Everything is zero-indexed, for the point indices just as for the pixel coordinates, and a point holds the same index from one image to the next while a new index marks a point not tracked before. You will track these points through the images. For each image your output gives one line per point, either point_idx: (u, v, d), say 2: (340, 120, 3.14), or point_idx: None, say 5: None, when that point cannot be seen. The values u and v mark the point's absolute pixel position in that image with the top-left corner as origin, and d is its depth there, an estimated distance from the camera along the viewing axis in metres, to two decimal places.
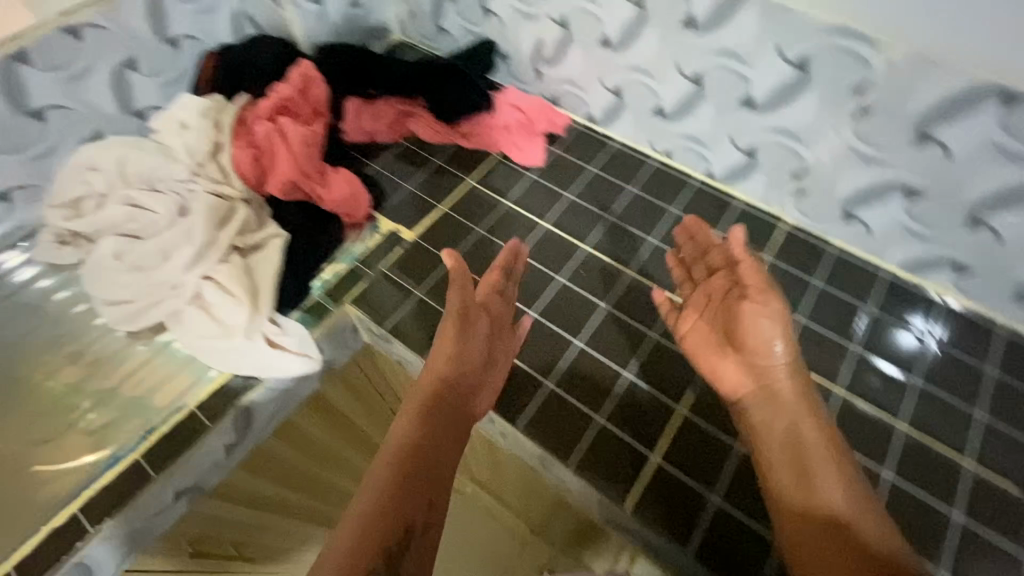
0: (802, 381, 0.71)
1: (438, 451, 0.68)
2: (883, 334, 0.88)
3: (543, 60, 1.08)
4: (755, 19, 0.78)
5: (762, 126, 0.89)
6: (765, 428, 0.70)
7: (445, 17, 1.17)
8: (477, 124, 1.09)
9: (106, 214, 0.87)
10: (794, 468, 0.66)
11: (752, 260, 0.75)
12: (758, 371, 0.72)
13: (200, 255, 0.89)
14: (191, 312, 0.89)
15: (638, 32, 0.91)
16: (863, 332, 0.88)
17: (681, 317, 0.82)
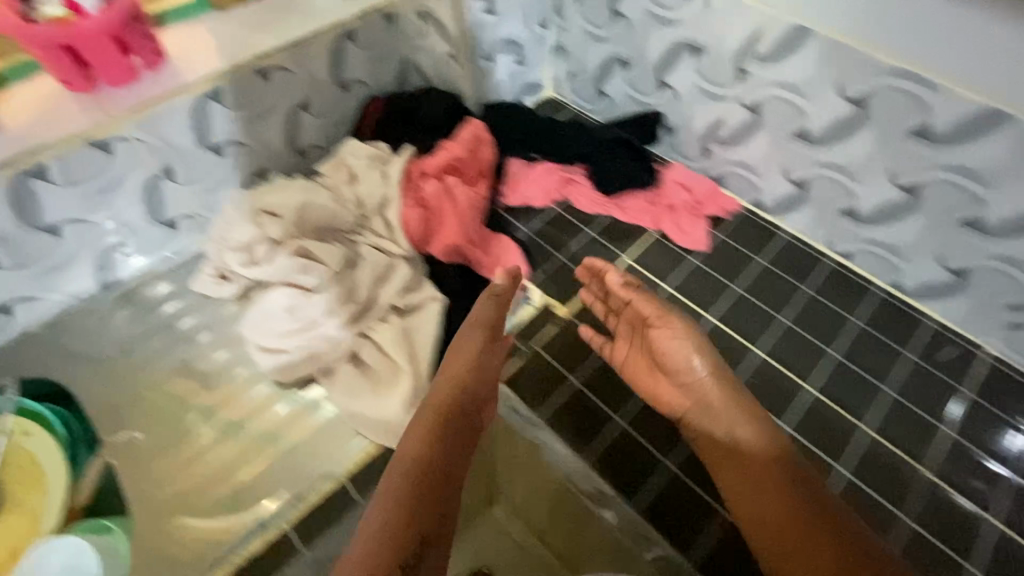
0: (733, 392, 0.74)
1: (449, 455, 0.67)
2: (983, 425, 0.82)
3: (716, 140, 1.03)
4: (1011, 143, 0.70)
5: (983, 250, 0.80)
6: (710, 439, 0.74)
7: (609, 82, 1.14)
8: (637, 199, 1.04)
9: (280, 264, 0.87)
10: (753, 480, 0.68)
11: (643, 294, 0.81)
12: (686, 388, 0.77)
13: (362, 314, 0.87)
14: (347, 375, 0.85)
15: (849, 132, 0.84)
16: (959, 420, 0.83)
17: (613, 347, 0.85)
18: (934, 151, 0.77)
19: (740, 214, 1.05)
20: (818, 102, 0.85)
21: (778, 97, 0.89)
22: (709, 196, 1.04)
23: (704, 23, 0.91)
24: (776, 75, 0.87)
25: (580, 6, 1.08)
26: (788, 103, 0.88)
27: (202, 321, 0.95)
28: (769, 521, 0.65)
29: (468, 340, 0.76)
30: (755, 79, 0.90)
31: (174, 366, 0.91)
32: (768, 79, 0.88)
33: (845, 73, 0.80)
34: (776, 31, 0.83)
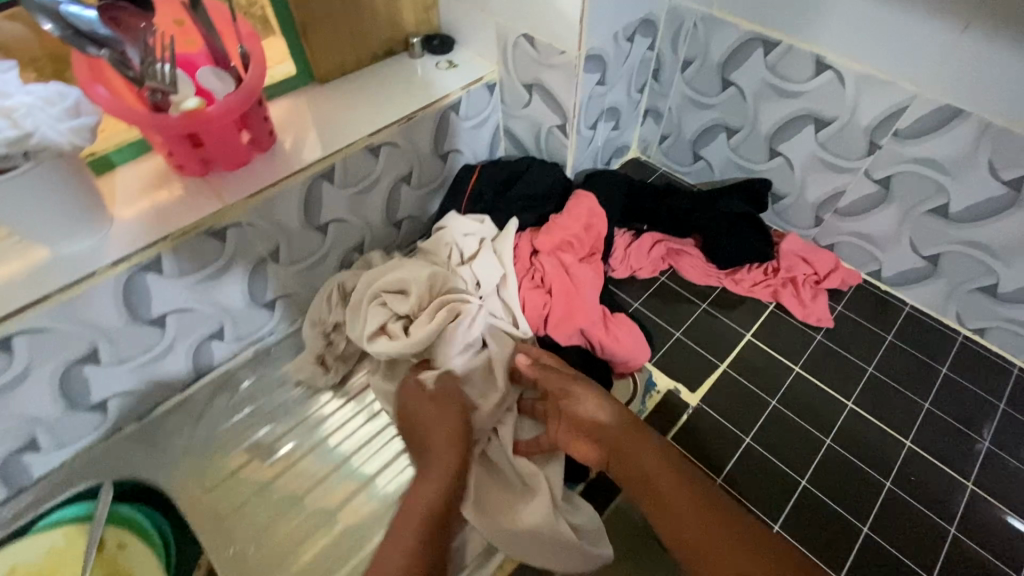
0: (641, 430, 0.74)
1: (445, 495, 0.70)
2: None
3: (833, 209, 0.99)
4: None
5: None
6: (631, 469, 0.71)
7: (709, 146, 1.11)
8: (753, 273, 1.00)
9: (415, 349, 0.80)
10: (675, 511, 0.66)
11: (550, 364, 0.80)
12: (592, 430, 0.75)
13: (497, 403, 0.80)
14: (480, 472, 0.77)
15: (999, 212, 0.80)
16: None
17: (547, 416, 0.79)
18: None
19: (859, 287, 1.02)
20: (965, 181, 0.81)
21: (916, 173, 0.85)
22: (828, 267, 1.01)
23: (834, 97, 0.88)
24: (916, 151, 0.84)
25: (684, 72, 1.05)
26: (927, 179, 0.85)
27: (317, 406, 0.92)
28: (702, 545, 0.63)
29: (451, 388, 0.78)
30: (889, 154, 0.87)
31: (289, 458, 0.87)
32: (906, 155, 0.85)
33: (1002, 156, 0.76)
34: (921, 110, 0.80)
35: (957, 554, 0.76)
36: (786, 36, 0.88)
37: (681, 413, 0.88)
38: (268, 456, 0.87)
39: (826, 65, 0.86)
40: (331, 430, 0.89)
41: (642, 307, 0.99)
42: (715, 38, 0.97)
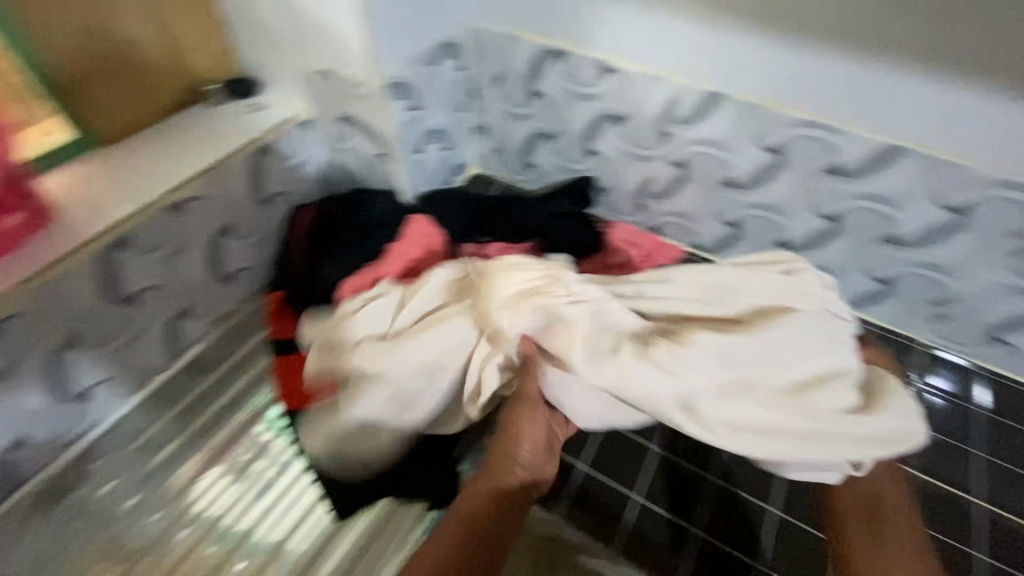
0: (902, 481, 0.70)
1: (495, 515, 0.67)
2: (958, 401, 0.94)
3: (651, 193, 1.08)
4: (911, 172, 0.81)
5: (903, 260, 0.90)
6: (853, 493, 0.69)
7: (536, 154, 1.17)
8: (596, 264, 1.04)
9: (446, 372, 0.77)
10: (870, 532, 0.65)
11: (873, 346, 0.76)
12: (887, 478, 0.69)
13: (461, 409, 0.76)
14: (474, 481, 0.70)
15: (770, 177, 0.92)
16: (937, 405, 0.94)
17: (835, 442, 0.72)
18: (849, 183, 0.86)
19: (687, 259, 1.11)
20: (740, 154, 0.92)
21: (703, 153, 0.96)
22: (656, 245, 1.10)
23: (622, 95, 0.96)
24: (697, 133, 0.94)
25: (495, 87, 1.10)
26: (712, 157, 0.95)
27: (178, 484, 0.88)
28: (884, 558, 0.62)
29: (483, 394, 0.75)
30: (679, 139, 0.97)
31: None
32: (691, 138, 0.95)
33: (761, 129, 0.88)
34: (692, 97, 0.90)
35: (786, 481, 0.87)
36: (572, 45, 0.96)
37: None
38: (159, 552, 0.82)
39: (609, 68, 0.94)
40: (197, 504, 0.86)
41: None
42: (513, 53, 1.03)
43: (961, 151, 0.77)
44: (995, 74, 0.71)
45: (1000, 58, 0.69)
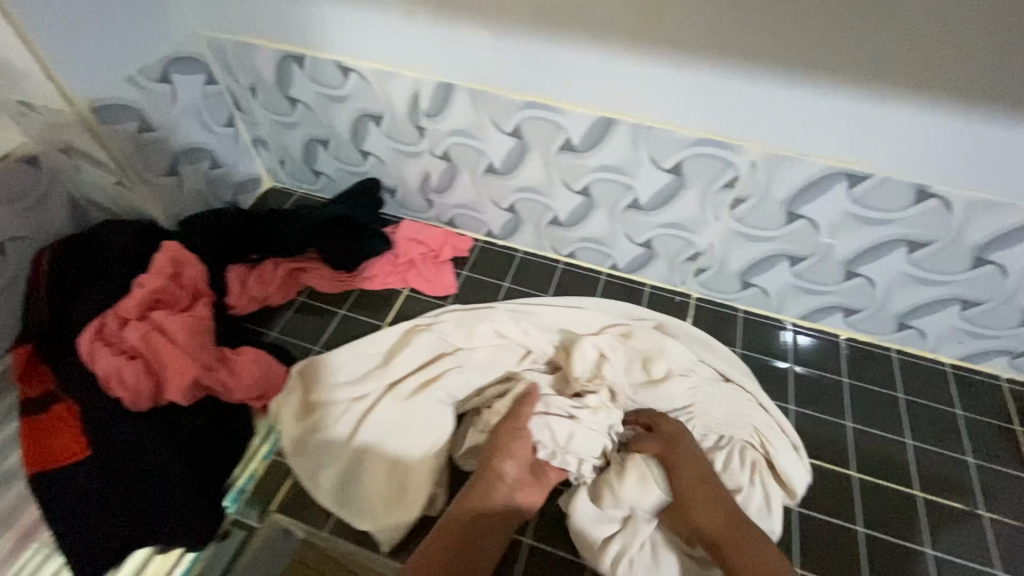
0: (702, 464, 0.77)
1: (445, 529, 0.71)
2: (816, 352, 0.98)
3: (432, 189, 1.08)
4: (627, 138, 0.85)
5: (652, 223, 0.96)
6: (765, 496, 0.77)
7: (318, 162, 1.14)
8: (378, 266, 1.05)
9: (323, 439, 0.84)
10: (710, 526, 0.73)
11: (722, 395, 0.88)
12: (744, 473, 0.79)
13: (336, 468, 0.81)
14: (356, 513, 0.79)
15: (522, 160, 0.95)
16: (795, 353, 0.98)
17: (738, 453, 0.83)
18: (583, 158, 0.90)
19: (476, 249, 1.13)
20: (490, 141, 0.94)
21: (458, 143, 0.97)
22: (443, 241, 1.09)
23: (368, 94, 0.96)
24: (446, 125, 0.95)
25: (256, 98, 1.06)
26: (468, 146, 0.97)
27: None
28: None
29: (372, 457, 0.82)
30: (432, 132, 0.97)
31: None
32: (443, 130, 0.96)
33: (496, 114, 0.90)
34: (427, 90, 0.91)
35: None
36: (305, 49, 0.94)
37: None
38: None
39: (346, 69, 0.93)
40: None
41: (279, 334, 0.99)
42: (257, 63, 0.99)
43: (647, 113, 0.81)
44: (658, 41, 0.73)
45: (654, 27, 0.72)
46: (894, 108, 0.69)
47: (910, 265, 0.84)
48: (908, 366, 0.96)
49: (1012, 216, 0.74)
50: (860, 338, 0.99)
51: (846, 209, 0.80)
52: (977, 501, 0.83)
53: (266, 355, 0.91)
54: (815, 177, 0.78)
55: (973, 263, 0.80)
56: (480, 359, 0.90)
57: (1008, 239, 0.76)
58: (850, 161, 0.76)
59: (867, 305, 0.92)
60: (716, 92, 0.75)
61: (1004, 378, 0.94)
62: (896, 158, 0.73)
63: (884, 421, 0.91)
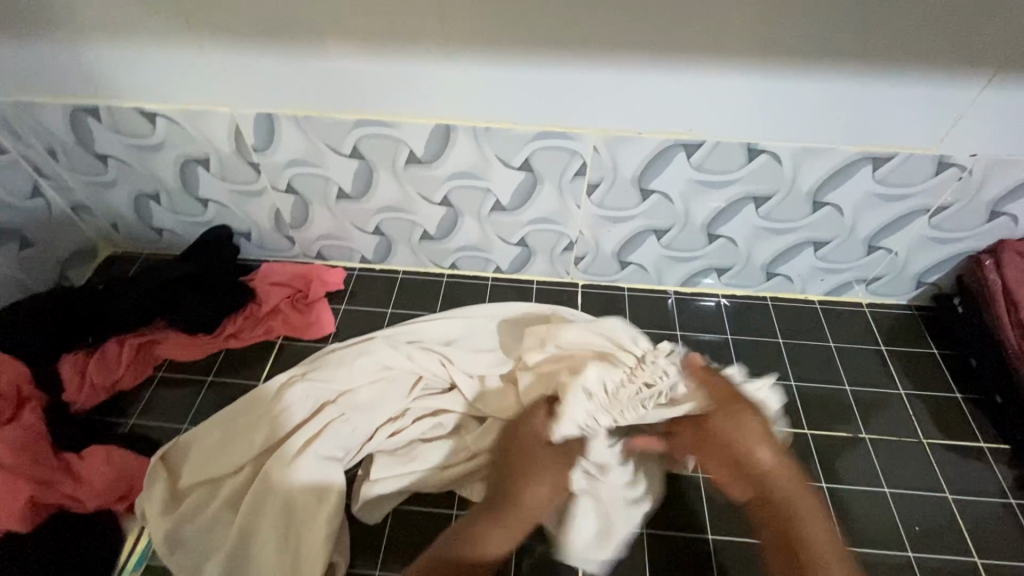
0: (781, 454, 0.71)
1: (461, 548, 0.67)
2: (690, 312, 1.00)
3: (288, 225, 1.00)
4: (470, 142, 0.81)
5: (520, 221, 0.93)
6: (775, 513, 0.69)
7: (154, 218, 1.02)
8: (242, 320, 0.97)
9: (205, 523, 0.75)
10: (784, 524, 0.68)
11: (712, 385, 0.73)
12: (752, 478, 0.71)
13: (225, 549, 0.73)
14: None
15: (372, 181, 0.89)
16: (678, 319, 0.99)
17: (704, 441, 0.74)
18: (433, 169, 0.86)
19: (352, 279, 1.05)
20: (332, 166, 0.88)
21: (299, 174, 0.89)
22: (310, 278, 1.01)
23: (186, 137, 0.87)
24: (281, 157, 0.87)
25: (59, 161, 0.93)
26: (311, 176, 0.89)
27: None
28: (785, 517, 0.68)
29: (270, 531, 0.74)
30: (269, 167, 0.89)
31: None
32: (279, 163, 0.88)
33: (329, 138, 0.83)
34: (249, 123, 0.83)
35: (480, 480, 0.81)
36: (100, 99, 0.84)
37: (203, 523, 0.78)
38: None
39: (152, 114, 0.84)
40: None
41: (140, 420, 0.88)
42: (48, 121, 0.87)
43: (479, 114, 0.78)
44: (469, 39, 0.70)
45: (460, 27, 0.69)
46: (706, 73, 0.71)
47: (760, 218, 0.87)
48: (783, 311, 1.00)
49: (832, 157, 0.78)
50: (739, 293, 1.02)
51: (690, 178, 0.82)
52: (861, 425, 0.88)
53: (121, 451, 0.80)
54: (655, 152, 0.79)
55: (813, 207, 0.84)
56: (365, 400, 0.83)
57: (835, 180, 0.80)
58: (682, 132, 0.77)
59: (735, 262, 0.95)
60: (540, 83, 0.74)
61: (866, 304, 1.00)
62: (720, 122, 0.75)
63: (775, 368, 0.94)
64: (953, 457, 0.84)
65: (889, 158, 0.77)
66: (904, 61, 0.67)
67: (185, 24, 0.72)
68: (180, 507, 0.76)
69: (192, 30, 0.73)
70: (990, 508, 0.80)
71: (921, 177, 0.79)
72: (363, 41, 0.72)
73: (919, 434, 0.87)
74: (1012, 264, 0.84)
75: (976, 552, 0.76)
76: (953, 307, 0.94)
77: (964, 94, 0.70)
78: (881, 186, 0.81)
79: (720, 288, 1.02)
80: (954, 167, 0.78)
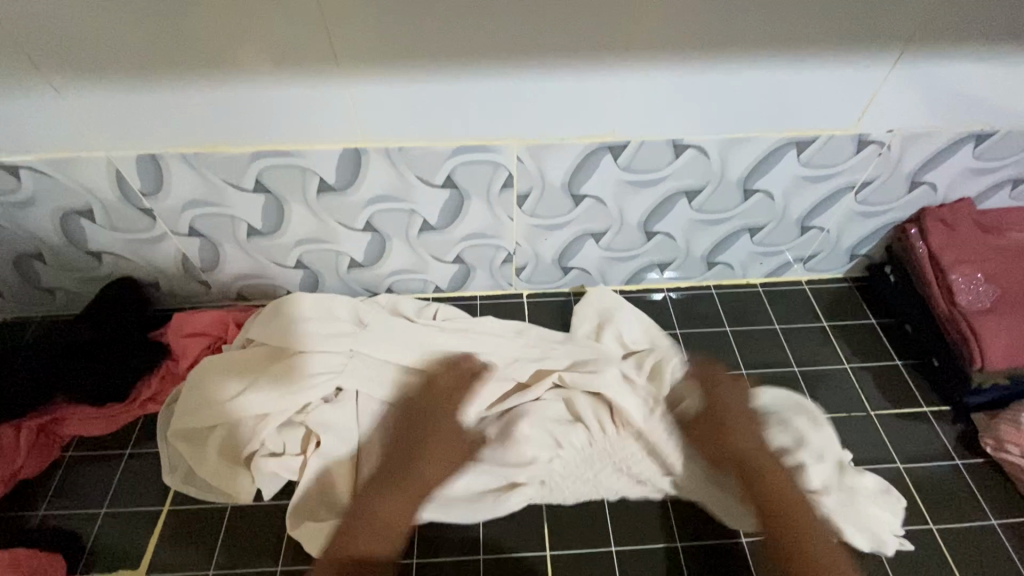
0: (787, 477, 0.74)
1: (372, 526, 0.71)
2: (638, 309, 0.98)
3: (199, 270, 0.90)
4: (384, 164, 0.75)
5: (453, 239, 0.87)
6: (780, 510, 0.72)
7: (40, 278, 0.91)
8: (159, 381, 0.88)
9: None
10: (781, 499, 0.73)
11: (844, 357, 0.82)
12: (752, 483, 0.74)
13: None
14: None
15: (283, 215, 0.81)
16: None
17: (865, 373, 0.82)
18: (349, 196, 0.79)
19: None
20: (236, 203, 0.79)
21: (200, 216, 0.81)
22: (228, 323, 0.91)
23: (62, 188, 0.77)
24: (176, 200, 0.79)
25: None
26: (214, 216, 0.81)
27: None
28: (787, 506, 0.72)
29: None
30: (164, 211, 0.80)
31: None
32: (175, 206, 0.79)
33: (227, 174, 0.75)
34: (131, 166, 0.74)
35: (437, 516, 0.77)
36: None
37: None
38: None
39: (14, 168, 0.74)
40: None
41: (51, 510, 0.79)
42: None
43: (389, 133, 0.72)
44: (364, 57, 0.64)
45: (353, 45, 0.62)
46: (623, 74, 0.67)
47: (694, 212, 0.85)
48: (728, 299, 0.99)
49: (756, 146, 0.77)
50: (683, 285, 1.00)
51: (619, 179, 0.79)
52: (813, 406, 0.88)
53: (29, 552, 0.71)
54: (581, 156, 0.76)
55: (744, 196, 0.83)
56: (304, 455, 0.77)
57: (763, 167, 0.79)
58: (605, 135, 0.74)
59: (676, 255, 0.93)
60: (449, 97, 0.69)
61: (805, 282, 1.01)
62: (642, 121, 0.73)
63: (727, 358, 0.93)
64: (902, 425, 0.86)
65: (812, 142, 0.77)
66: (818, 45, 0.66)
67: (29, 62, 0.63)
68: None
69: (42, 70, 0.63)
70: (938, 471, 0.81)
71: (844, 157, 0.79)
72: (245, 67, 0.64)
73: (867, 407, 0.88)
74: (936, 231, 0.86)
75: (931, 518, 0.78)
76: (886, 276, 0.96)
77: (877, 73, 0.70)
78: (807, 169, 0.80)
79: (663, 283, 0.99)
80: (873, 144, 0.78)
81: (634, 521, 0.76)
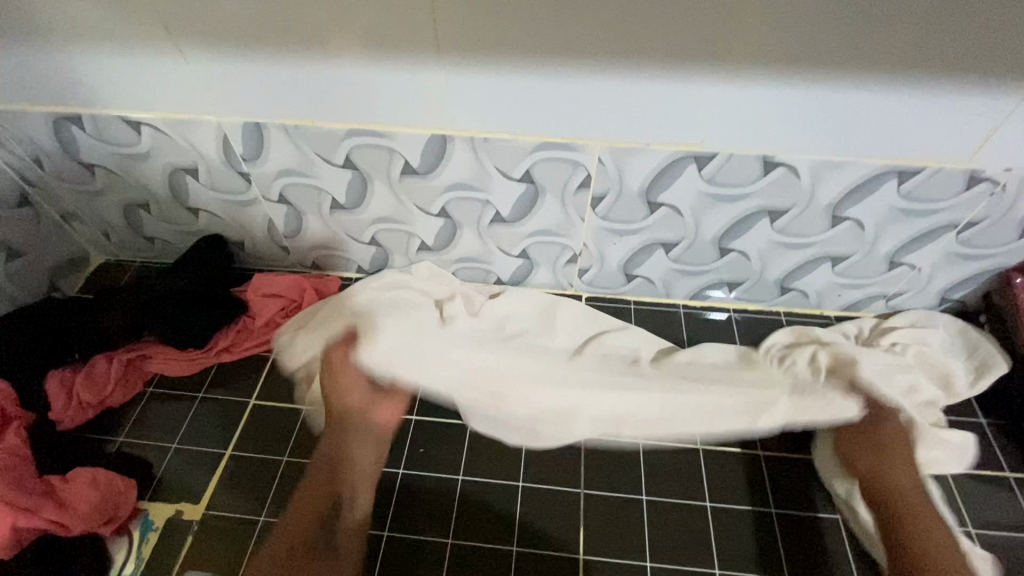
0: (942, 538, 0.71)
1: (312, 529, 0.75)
2: (700, 326, 0.95)
3: (282, 235, 0.96)
4: (467, 153, 0.77)
5: (523, 233, 0.88)
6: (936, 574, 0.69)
7: (144, 227, 0.99)
8: (236, 333, 0.94)
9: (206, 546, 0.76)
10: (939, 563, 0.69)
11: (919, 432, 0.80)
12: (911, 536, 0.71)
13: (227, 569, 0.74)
14: None
15: (365, 191, 0.85)
16: (686, 333, 0.94)
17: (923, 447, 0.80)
18: (429, 180, 0.82)
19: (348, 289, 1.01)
20: (324, 176, 0.84)
21: (291, 185, 0.86)
22: (303, 287, 0.97)
23: (175, 147, 0.84)
24: (270, 168, 0.84)
25: (46, 170, 0.91)
26: (302, 186, 0.86)
27: None
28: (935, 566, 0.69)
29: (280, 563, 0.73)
30: (259, 176, 0.86)
31: None
32: (269, 173, 0.85)
33: (320, 148, 0.80)
34: (237, 132, 0.80)
35: (475, 501, 0.79)
36: (85, 108, 0.81)
37: (191, 524, 0.78)
38: None
39: (137, 124, 0.81)
40: None
41: (131, 438, 0.87)
42: (33, 130, 0.85)
43: (477, 124, 0.74)
44: (464, 46, 0.65)
45: (455, 35, 0.64)
46: (717, 86, 0.66)
47: (775, 233, 0.82)
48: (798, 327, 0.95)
49: (852, 172, 0.73)
50: (752, 308, 0.96)
51: (700, 190, 0.77)
52: None
53: (108, 474, 0.78)
54: (664, 163, 0.75)
55: (832, 222, 0.79)
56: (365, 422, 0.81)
57: (857, 194, 0.75)
58: (692, 144, 0.73)
59: (748, 276, 0.90)
60: (539, 94, 0.70)
61: None
62: (733, 133, 0.71)
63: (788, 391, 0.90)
64: (981, 487, 0.79)
65: (916, 172, 0.72)
66: (936, 71, 0.62)
67: (165, 30, 0.69)
68: (185, 540, 0.77)
69: (173, 36, 0.69)
70: (1018, 544, 0.74)
71: (950, 192, 0.74)
72: (355, 46, 0.67)
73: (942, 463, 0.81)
74: None
75: None
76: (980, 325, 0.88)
77: (1000, 106, 0.65)
78: (906, 201, 0.76)
79: (729, 303, 0.96)
80: (986, 181, 0.73)
81: (669, 538, 0.76)
